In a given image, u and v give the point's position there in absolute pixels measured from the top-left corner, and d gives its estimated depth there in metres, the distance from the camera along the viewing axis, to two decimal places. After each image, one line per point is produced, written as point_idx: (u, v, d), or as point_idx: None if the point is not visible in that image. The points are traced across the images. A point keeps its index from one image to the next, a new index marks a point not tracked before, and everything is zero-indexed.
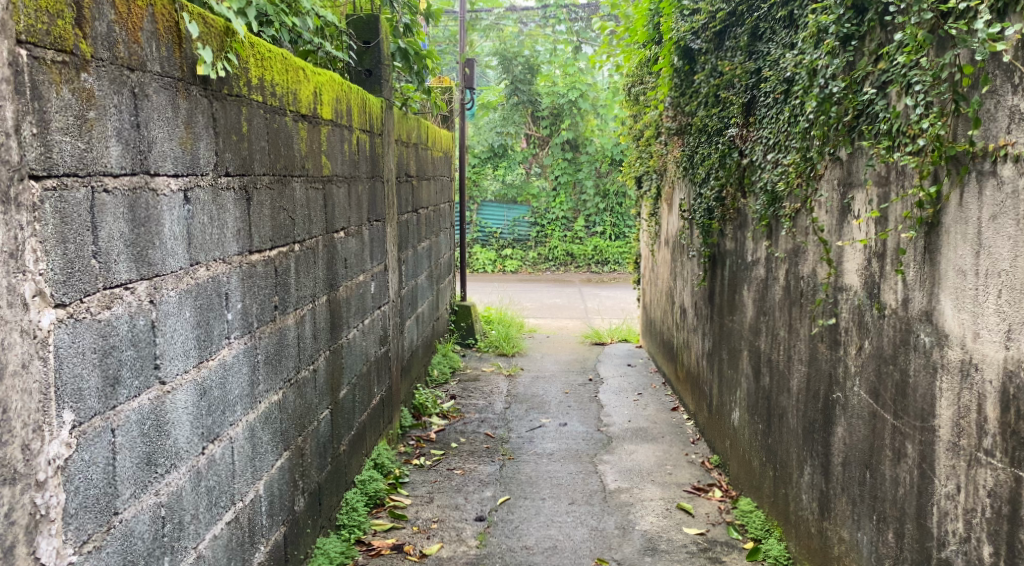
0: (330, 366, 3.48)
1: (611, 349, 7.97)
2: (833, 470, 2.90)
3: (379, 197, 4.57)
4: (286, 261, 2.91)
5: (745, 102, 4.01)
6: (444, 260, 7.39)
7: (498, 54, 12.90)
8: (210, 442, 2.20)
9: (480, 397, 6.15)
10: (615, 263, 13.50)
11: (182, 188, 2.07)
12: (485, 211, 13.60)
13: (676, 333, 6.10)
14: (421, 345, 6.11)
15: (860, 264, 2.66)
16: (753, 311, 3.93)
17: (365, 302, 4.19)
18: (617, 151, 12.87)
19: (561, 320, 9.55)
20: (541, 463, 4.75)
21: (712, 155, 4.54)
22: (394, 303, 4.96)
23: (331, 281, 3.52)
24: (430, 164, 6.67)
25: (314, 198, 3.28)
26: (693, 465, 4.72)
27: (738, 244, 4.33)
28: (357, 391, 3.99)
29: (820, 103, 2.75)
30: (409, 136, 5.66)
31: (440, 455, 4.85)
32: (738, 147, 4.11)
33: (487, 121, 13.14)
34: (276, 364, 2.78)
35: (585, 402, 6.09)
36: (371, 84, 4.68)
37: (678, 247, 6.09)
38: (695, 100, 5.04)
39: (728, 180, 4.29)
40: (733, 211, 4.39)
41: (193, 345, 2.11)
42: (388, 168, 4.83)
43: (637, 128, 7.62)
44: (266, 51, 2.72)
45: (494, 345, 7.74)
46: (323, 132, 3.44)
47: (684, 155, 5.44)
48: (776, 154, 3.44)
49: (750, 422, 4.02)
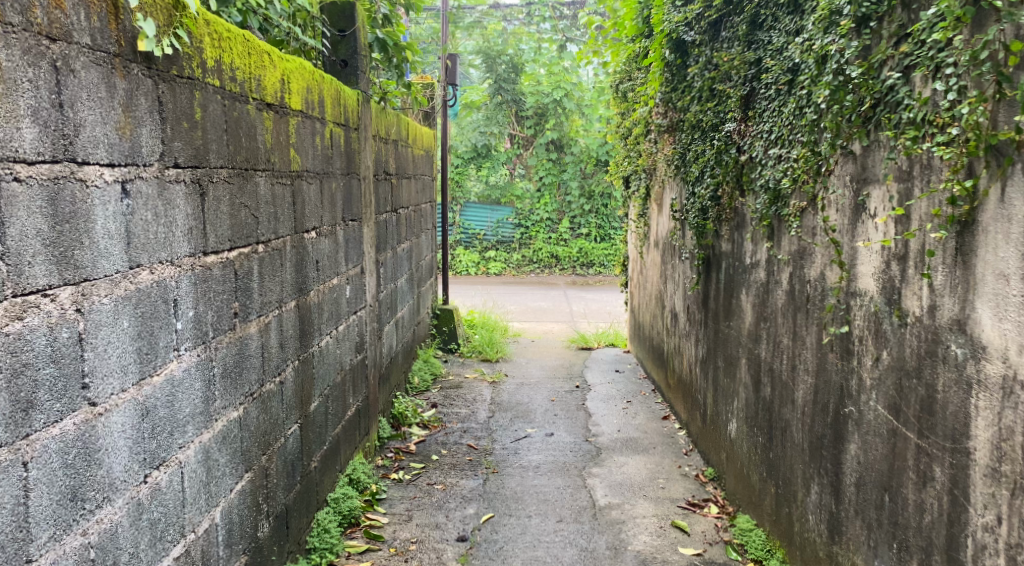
0: (298, 378, 3.23)
1: (597, 354, 7.74)
2: (843, 491, 2.67)
3: (355, 195, 4.32)
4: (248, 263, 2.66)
5: (743, 95, 3.79)
6: (425, 263, 7.13)
7: (481, 52, 12.64)
8: (155, 468, 1.96)
9: (462, 405, 5.90)
10: (600, 265, 13.32)
11: (119, 180, 1.85)
12: (468, 212, 13.31)
13: (667, 338, 5.89)
14: (401, 351, 5.85)
15: (876, 268, 2.44)
16: (753, 317, 3.71)
17: (339, 307, 3.94)
18: (602, 152, 12.68)
19: (546, 324, 9.32)
20: (527, 477, 4.52)
21: (707, 153, 4.33)
22: (371, 307, 4.71)
23: (301, 285, 3.27)
24: (411, 163, 6.41)
25: (281, 194, 3.02)
26: (687, 478, 4.49)
27: (734, 245, 4.10)
28: (330, 403, 3.74)
29: (832, 91, 2.52)
30: (389, 132, 5.42)
31: (419, 469, 4.61)
32: (736, 143, 3.89)
33: (470, 121, 12.88)
34: (236, 378, 2.53)
35: (572, 410, 5.86)
36: (347, 75, 4.42)
37: (668, 248, 5.87)
38: (689, 95, 4.81)
39: (724, 179, 4.07)
40: (730, 211, 4.17)
41: (132, 360, 1.88)
42: (365, 165, 4.58)
43: (624, 125, 7.41)
44: (226, 31, 2.48)
45: (478, 350, 7.50)
46: (293, 124, 3.19)
47: (676, 153, 5.22)
48: (780, 150, 3.22)
49: (749, 434, 3.79)
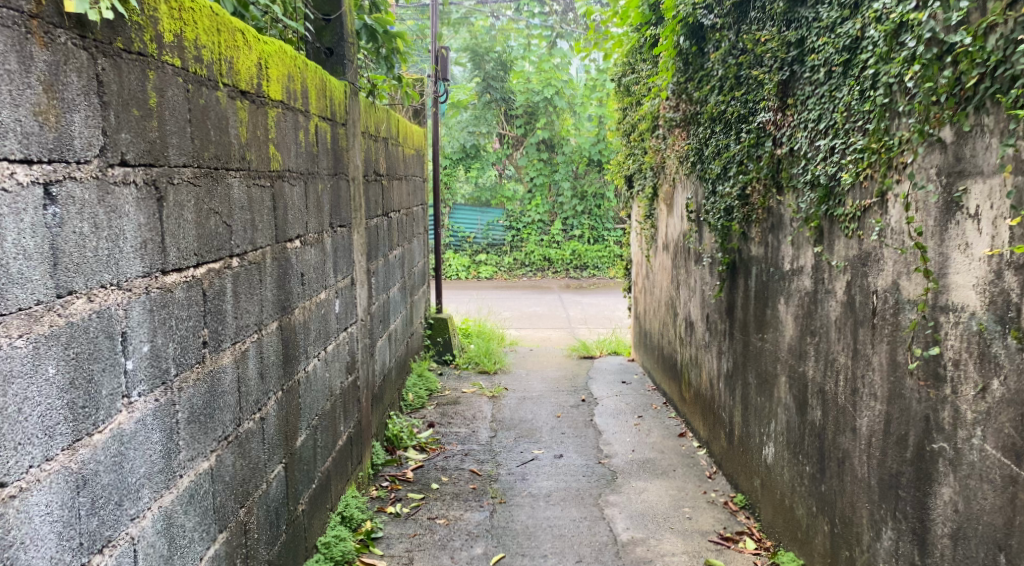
0: (282, 411, 2.80)
1: (600, 364, 7.34)
2: (932, 543, 2.27)
3: (344, 197, 3.88)
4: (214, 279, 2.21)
5: (781, 81, 3.37)
6: (417, 270, 6.69)
7: (469, 49, 12.19)
8: (94, 552, 1.62)
9: (461, 424, 5.47)
10: (595, 267, 12.89)
11: (40, 181, 1.52)
12: (457, 214, 12.85)
13: (680, 349, 5.48)
14: (394, 367, 5.42)
15: (976, 280, 2.07)
16: (796, 331, 3.30)
17: (328, 324, 3.51)
18: (595, 151, 12.30)
19: (543, 330, 8.90)
20: (537, 508, 4.12)
21: (736, 147, 3.91)
22: (363, 322, 4.29)
23: (283, 302, 2.83)
24: (402, 162, 5.97)
25: (259, 197, 2.58)
26: (714, 507, 4.09)
27: (768, 249, 3.69)
28: (318, 435, 3.32)
29: (922, 67, 2.14)
30: (379, 130, 4.98)
31: (418, 501, 4.18)
32: (771, 135, 3.47)
33: (458, 121, 12.43)
34: (205, 423, 2.09)
35: (580, 427, 5.44)
36: (333, 65, 3.98)
37: (682, 252, 5.45)
38: (708, 85, 4.39)
39: (757, 175, 3.65)
40: (761, 210, 3.75)
41: (59, 417, 1.55)
42: (354, 165, 4.14)
43: (626, 121, 7.00)
44: (190, 1, 2.04)
45: (474, 361, 7.09)
46: (272, 117, 2.75)
47: (693, 149, 4.80)
48: (835, 141, 2.81)
49: (792, 462, 3.38)
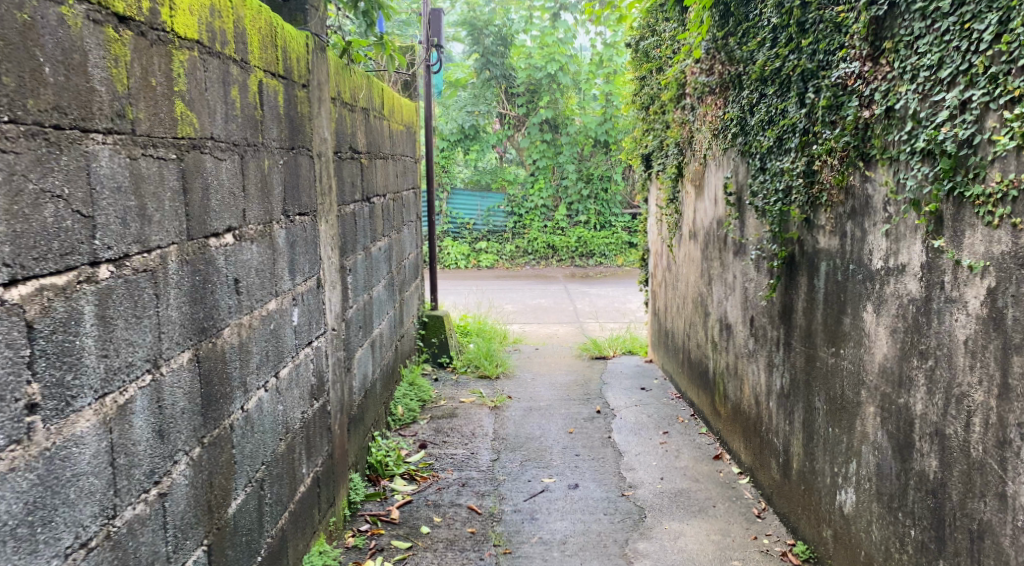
0: (210, 472, 2.03)
1: (614, 365, 6.56)
2: None
3: (305, 178, 3.10)
4: (47, 303, 1.52)
5: (872, 20, 2.65)
6: (408, 262, 5.91)
7: (466, 23, 11.35)
8: None
9: (458, 443, 4.68)
10: (600, 255, 12.11)
11: None
12: (457, 199, 12.00)
13: (714, 355, 4.72)
14: (379, 378, 4.64)
15: None
16: (895, 350, 2.53)
17: (281, 340, 2.72)
18: (601, 131, 11.48)
19: (549, 326, 8.09)
20: (551, 562, 3.33)
21: (804, 111, 3.18)
22: (336, 332, 3.50)
23: (203, 322, 2.03)
24: (388, 138, 5.20)
25: (146, 175, 1.77)
26: (771, 559, 3.29)
27: (846, 241, 2.93)
28: (267, 490, 2.52)
29: None
30: (357, 98, 4.21)
31: (404, 552, 3.38)
32: (856, 92, 2.74)
33: (456, 100, 11.65)
34: (33, 530, 1.49)
35: (597, 446, 4.66)
36: (291, 11, 3.34)
37: (716, 241, 4.69)
38: (757, 39, 3.80)
39: (832, 146, 2.90)
40: (836, 191, 2.99)
41: None
42: (322, 137, 3.37)
43: (644, 93, 6.23)
44: None
45: (473, 364, 6.30)
46: (180, 62, 1.96)
47: (738, 117, 4.07)
48: (972, 92, 2.17)
49: (885, 521, 2.59)
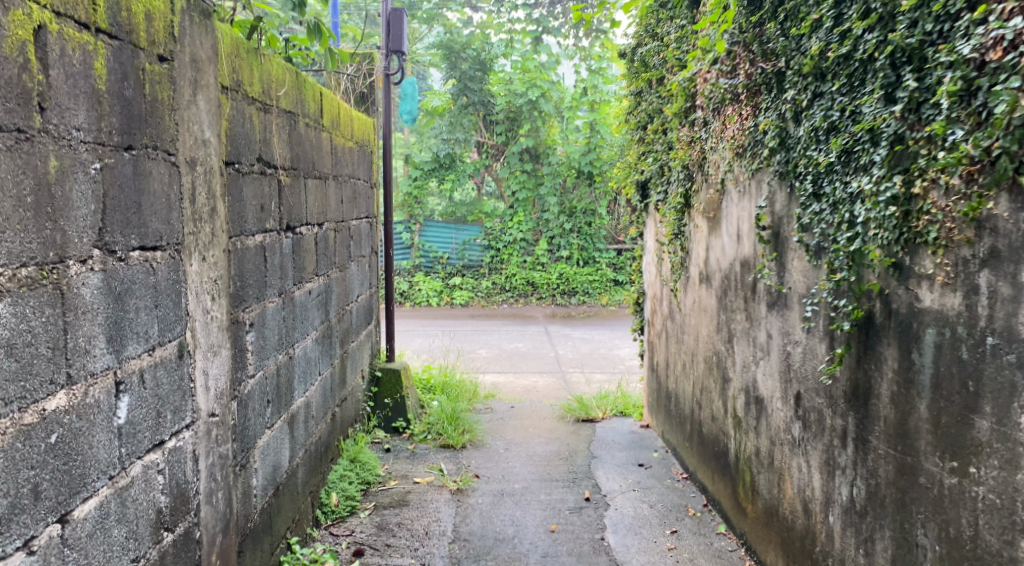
0: None
1: (604, 430, 5.49)
2: None
3: (146, 196, 2.04)
4: None
5: None
6: (355, 307, 4.83)
7: (441, 46, 10.24)
8: None
9: (406, 548, 3.61)
10: (584, 293, 10.89)
11: None
12: (429, 232, 11.01)
13: (737, 434, 3.66)
14: (303, 464, 3.58)
15: None
16: None
17: (77, 463, 1.74)
18: (585, 162, 10.54)
19: (527, 377, 7.05)
20: None
21: (896, 108, 2.18)
22: (218, 421, 2.46)
23: None
24: (329, 155, 4.17)
25: None
26: None
27: (982, 301, 1.97)
28: None
29: None
30: (274, 95, 3.18)
31: None
32: (1009, 69, 1.85)
33: (431, 127, 10.71)
34: None
35: (587, 554, 3.60)
36: None
37: (740, 288, 3.66)
38: (809, 19, 2.78)
39: (964, 152, 1.94)
40: (959, 224, 2.01)
41: None
42: (197, 137, 2.34)
43: (642, 110, 5.26)
44: None
45: (435, 431, 5.22)
46: None
47: (777, 126, 3.05)
48: None
49: None
